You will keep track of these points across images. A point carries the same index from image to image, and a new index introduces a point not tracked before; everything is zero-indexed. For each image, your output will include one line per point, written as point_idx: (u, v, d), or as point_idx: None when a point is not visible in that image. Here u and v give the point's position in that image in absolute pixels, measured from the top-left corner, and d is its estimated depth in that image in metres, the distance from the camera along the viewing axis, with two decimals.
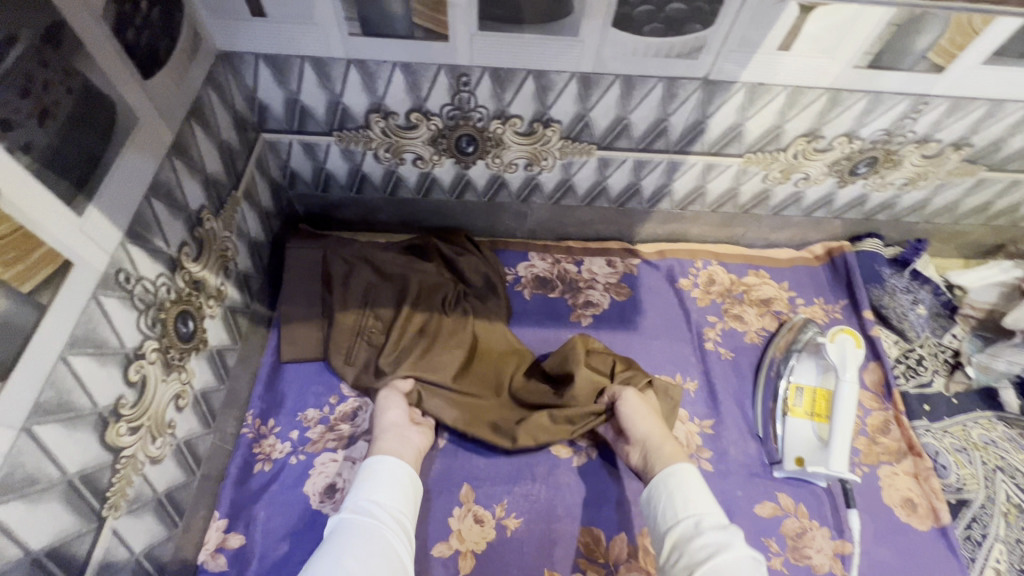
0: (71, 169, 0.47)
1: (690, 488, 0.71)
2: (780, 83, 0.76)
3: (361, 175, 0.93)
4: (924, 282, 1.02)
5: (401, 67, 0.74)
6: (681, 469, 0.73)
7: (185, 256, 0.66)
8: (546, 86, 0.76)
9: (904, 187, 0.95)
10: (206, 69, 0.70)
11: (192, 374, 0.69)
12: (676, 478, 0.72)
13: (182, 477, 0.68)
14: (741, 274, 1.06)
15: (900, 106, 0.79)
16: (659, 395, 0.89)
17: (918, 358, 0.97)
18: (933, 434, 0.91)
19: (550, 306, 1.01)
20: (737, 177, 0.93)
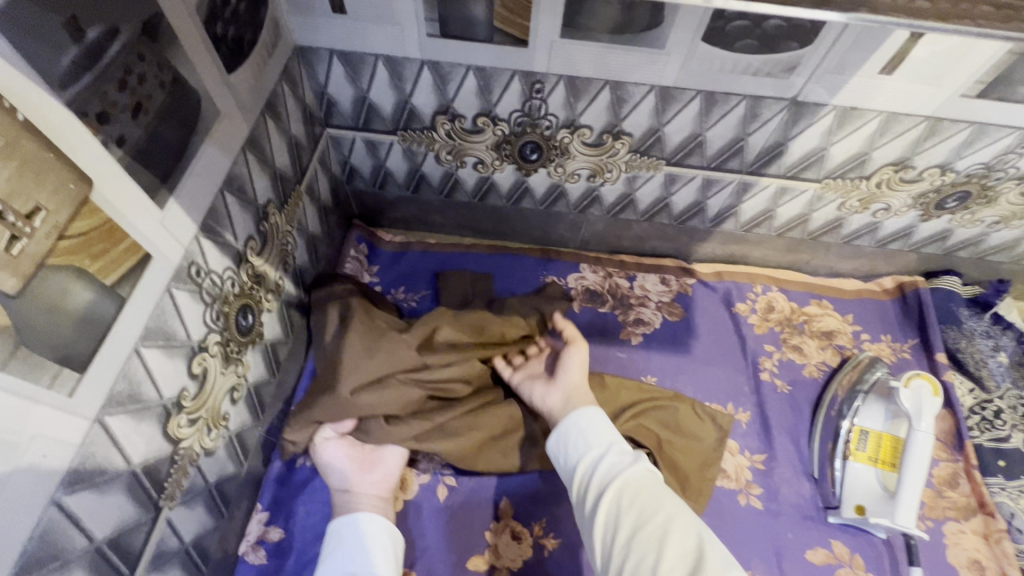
0: (156, 163, 0.47)
1: (598, 421, 0.71)
2: (874, 109, 0.71)
3: (419, 175, 0.92)
4: (1006, 327, 0.95)
5: (475, 70, 0.73)
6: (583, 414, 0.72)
7: (250, 251, 0.66)
8: (622, 98, 0.73)
9: (994, 225, 0.89)
10: (282, 63, 0.70)
11: (247, 368, 0.69)
12: (585, 419, 0.71)
13: (231, 469, 0.69)
14: (802, 303, 1.01)
15: (1006, 139, 0.73)
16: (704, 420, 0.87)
17: (996, 411, 0.90)
18: (1008, 494, 0.84)
19: (600, 321, 0.98)
20: (810, 203, 0.88)
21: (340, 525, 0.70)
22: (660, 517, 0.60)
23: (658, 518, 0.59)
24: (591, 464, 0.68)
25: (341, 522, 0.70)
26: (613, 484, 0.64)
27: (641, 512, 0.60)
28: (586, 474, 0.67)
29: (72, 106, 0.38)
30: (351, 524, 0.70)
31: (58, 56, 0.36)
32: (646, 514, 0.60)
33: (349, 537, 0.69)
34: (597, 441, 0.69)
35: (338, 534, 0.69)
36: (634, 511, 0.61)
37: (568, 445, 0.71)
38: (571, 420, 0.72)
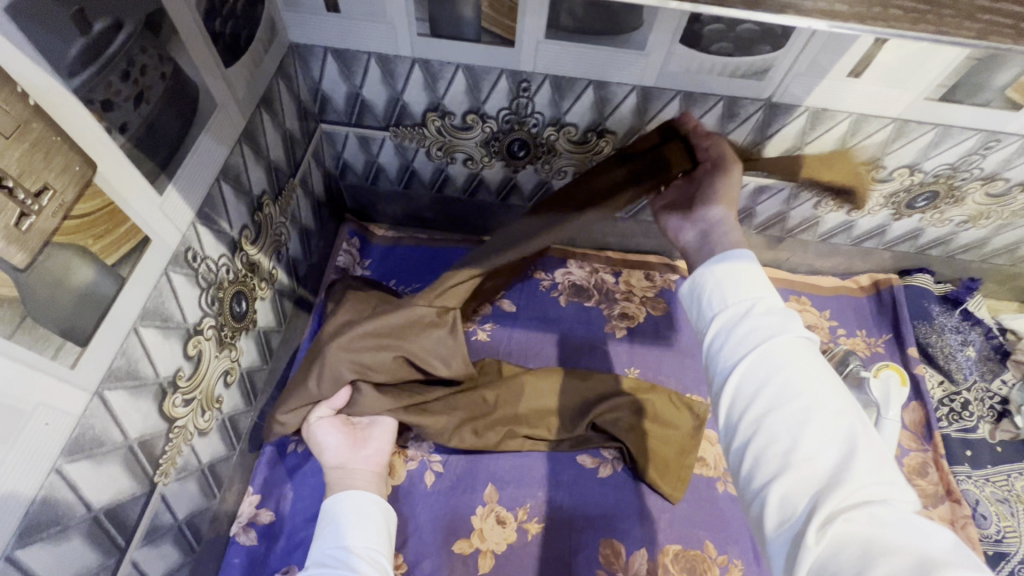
0: (157, 151, 0.50)
1: (747, 276, 0.54)
2: (845, 110, 0.74)
3: (411, 171, 0.95)
4: (975, 323, 0.99)
5: (464, 69, 0.75)
6: (735, 261, 0.55)
7: (245, 240, 0.69)
8: (605, 97, 0.77)
9: (963, 224, 0.93)
10: (278, 59, 0.72)
11: (240, 353, 0.71)
12: (737, 272, 0.54)
13: (224, 451, 0.71)
14: (782, 299, 1.04)
15: (969, 141, 0.77)
16: (683, 411, 0.90)
17: (964, 403, 0.94)
18: (974, 482, 0.88)
19: (586, 314, 1.01)
20: (788, 201, 0.92)
21: (334, 503, 0.67)
22: (803, 400, 0.45)
23: (800, 398, 0.45)
24: (729, 322, 0.52)
25: (336, 500, 0.67)
26: (753, 341, 0.49)
27: (778, 385, 0.46)
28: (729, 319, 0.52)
29: (78, 94, 0.40)
30: (346, 504, 0.67)
31: (67, 46, 0.39)
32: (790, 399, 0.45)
33: (344, 515, 0.65)
34: (749, 298, 0.52)
35: (332, 512, 0.66)
36: (775, 386, 0.46)
37: (706, 292, 0.56)
38: (707, 269, 0.57)
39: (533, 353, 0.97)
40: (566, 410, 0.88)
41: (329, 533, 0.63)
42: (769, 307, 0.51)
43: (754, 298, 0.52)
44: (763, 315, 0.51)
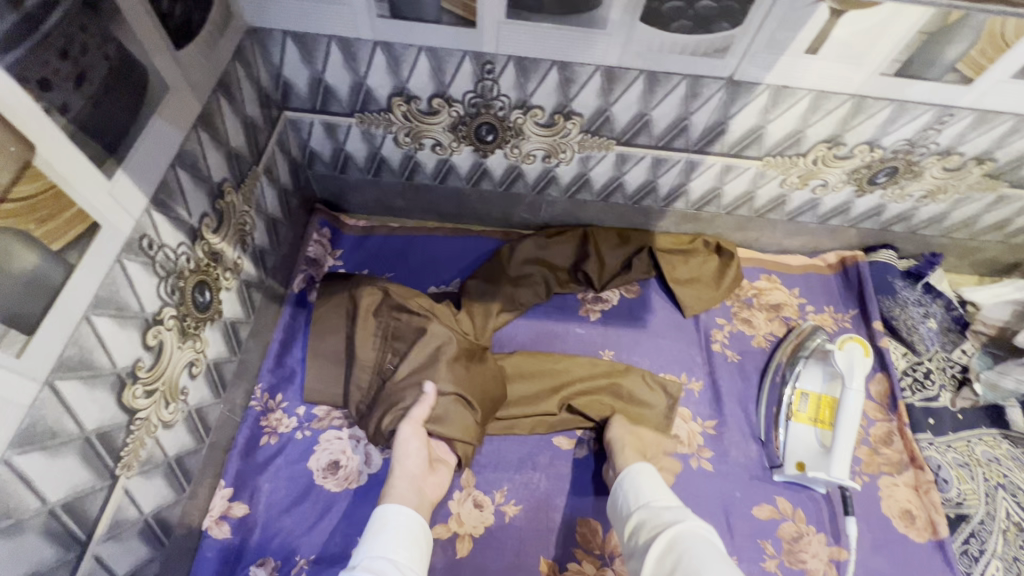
0: (103, 134, 0.48)
1: (649, 479, 0.73)
2: (804, 87, 0.75)
3: (379, 158, 0.94)
4: (936, 296, 1.02)
5: (427, 51, 0.75)
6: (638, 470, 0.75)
7: (206, 228, 0.67)
8: (570, 78, 0.77)
9: (922, 199, 0.95)
10: (235, 43, 0.70)
11: (206, 344, 0.70)
12: (638, 473, 0.75)
13: (192, 443, 0.70)
14: (752, 278, 1.06)
15: (925, 116, 0.78)
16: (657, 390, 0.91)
17: (926, 372, 0.97)
18: (936, 448, 0.91)
19: (561, 299, 1.02)
20: (755, 180, 0.93)
21: (389, 512, 0.66)
22: (705, 558, 0.57)
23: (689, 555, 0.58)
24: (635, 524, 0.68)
25: (391, 510, 0.66)
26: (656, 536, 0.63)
27: (678, 555, 0.59)
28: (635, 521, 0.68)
29: (11, 71, 0.39)
30: (401, 516, 0.66)
31: None
32: (697, 548, 0.58)
33: (397, 527, 0.65)
34: (657, 496, 0.70)
35: (385, 520, 0.65)
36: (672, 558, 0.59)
37: (622, 496, 0.74)
38: (622, 478, 0.76)
39: (510, 340, 0.97)
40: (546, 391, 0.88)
41: (379, 541, 0.63)
42: (665, 503, 0.69)
43: (671, 517, 0.65)
44: (678, 523, 0.63)
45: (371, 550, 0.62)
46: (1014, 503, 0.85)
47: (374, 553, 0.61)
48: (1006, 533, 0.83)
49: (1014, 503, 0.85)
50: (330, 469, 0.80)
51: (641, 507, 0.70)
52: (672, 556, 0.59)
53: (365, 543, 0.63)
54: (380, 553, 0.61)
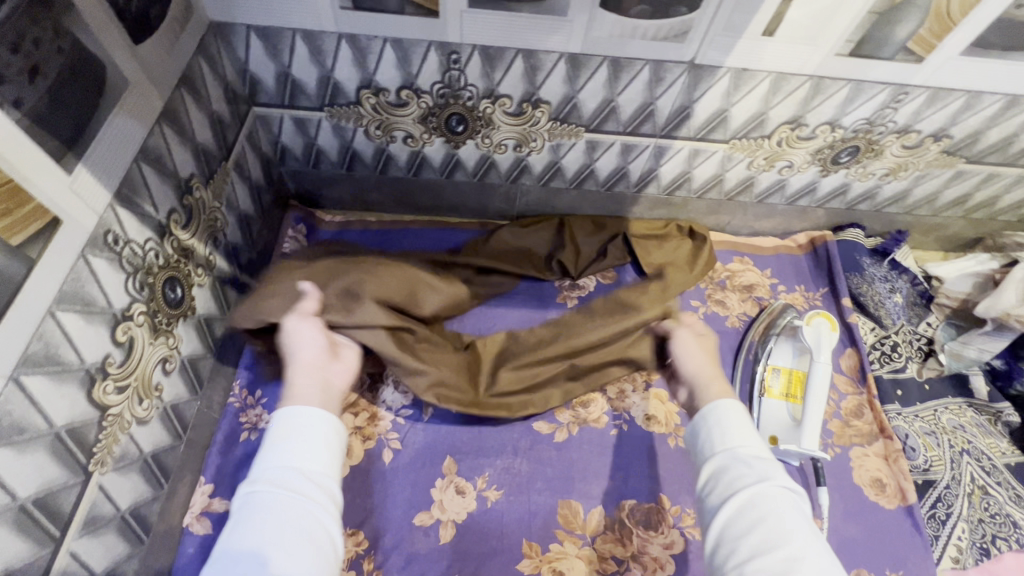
0: (61, 129, 0.48)
1: (740, 421, 0.60)
2: (764, 69, 0.77)
3: (352, 152, 0.94)
4: (902, 271, 1.05)
5: (392, 42, 0.75)
6: (726, 406, 0.61)
7: (174, 224, 0.67)
8: (535, 66, 0.78)
9: (885, 177, 0.97)
10: (197, 38, 0.70)
11: (179, 340, 0.70)
12: (726, 413, 0.61)
13: (169, 440, 0.70)
14: (725, 261, 1.08)
15: (881, 95, 0.81)
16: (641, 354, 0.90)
17: (893, 345, 0.99)
18: (904, 418, 0.94)
19: (538, 288, 1.02)
20: (722, 163, 0.94)
21: (291, 415, 0.57)
22: (800, 545, 0.49)
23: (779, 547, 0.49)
24: (714, 469, 0.57)
25: (293, 411, 0.58)
26: (739, 498, 0.53)
27: (761, 538, 0.50)
28: (716, 464, 0.57)
29: None
30: (308, 416, 0.57)
31: None
32: (780, 524, 0.51)
33: (303, 431, 0.56)
34: (745, 440, 0.58)
35: (287, 424, 0.56)
36: (758, 537, 0.50)
37: (700, 430, 0.61)
38: (706, 411, 0.62)
39: (487, 328, 0.97)
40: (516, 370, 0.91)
41: (281, 451, 0.54)
42: (756, 452, 0.57)
43: (763, 474, 0.54)
44: (765, 485, 0.53)
45: (274, 461, 0.54)
46: (979, 468, 0.90)
47: (279, 466, 0.53)
48: (970, 497, 0.87)
49: (979, 467, 0.90)
50: None
51: (724, 451, 0.58)
52: (753, 519, 0.52)
53: (265, 453, 0.54)
54: (282, 463, 0.53)
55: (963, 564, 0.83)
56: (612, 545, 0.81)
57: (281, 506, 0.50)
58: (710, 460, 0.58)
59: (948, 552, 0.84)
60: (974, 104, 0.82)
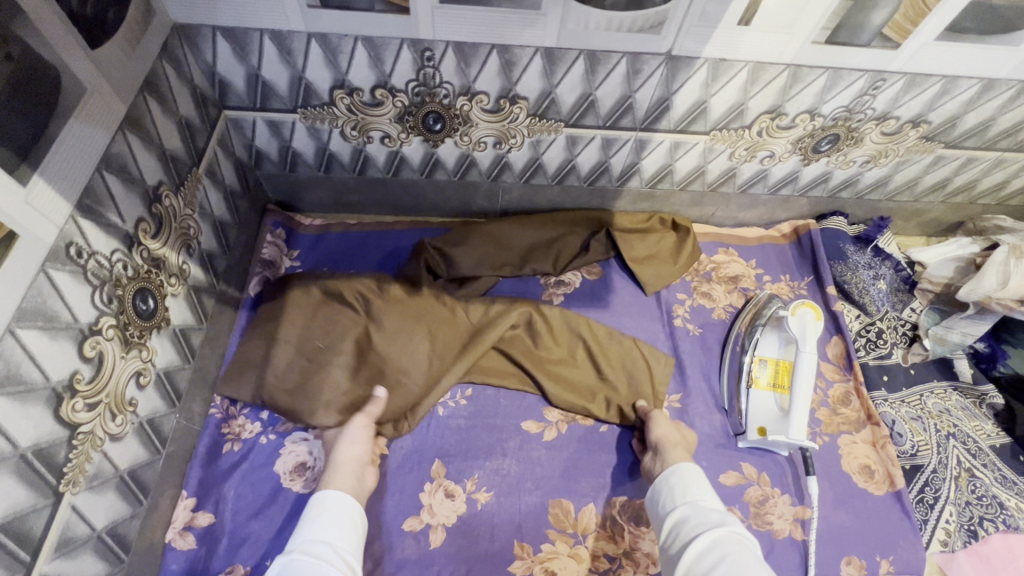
0: (11, 139, 0.46)
1: (697, 480, 0.71)
2: (741, 59, 0.77)
3: (328, 154, 0.92)
4: (885, 258, 1.05)
5: (363, 41, 0.73)
6: (682, 466, 0.73)
7: (143, 233, 0.65)
8: (510, 61, 0.76)
9: (866, 164, 0.97)
10: (160, 41, 0.68)
11: (153, 353, 0.68)
12: (684, 472, 0.73)
13: (146, 456, 0.68)
14: (711, 252, 1.08)
15: (859, 82, 0.80)
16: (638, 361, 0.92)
17: (878, 332, 1.00)
18: (890, 404, 0.94)
19: (523, 285, 1.02)
20: (703, 155, 0.94)
21: (326, 496, 0.68)
22: (752, 570, 0.56)
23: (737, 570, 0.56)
24: (679, 520, 0.67)
25: (326, 493, 0.68)
26: (702, 537, 0.61)
27: (722, 567, 0.57)
28: (679, 515, 0.67)
29: None
30: (335, 498, 0.68)
31: None
32: (737, 557, 0.57)
33: (334, 511, 0.66)
34: (704, 494, 0.69)
35: (323, 505, 0.67)
36: (718, 565, 0.57)
37: (665, 491, 0.72)
38: (668, 474, 0.74)
39: None
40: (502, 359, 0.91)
41: (316, 526, 0.64)
42: (714, 505, 0.67)
43: (718, 520, 0.63)
44: (722, 527, 0.61)
45: (307, 532, 0.63)
46: (965, 450, 0.90)
47: (311, 537, 0.62)
48: (957, 480, 0.88)
49: (964, 450, 0.90)
50: (296, 470, 0.79)
51: (687, 503, 0.68)
52: (714, 557, 0.59)
53: (303, 527, 0.64)
54: (317, 537, 0.62)
55: (951, 546, 0.84)
56: (604, 542, 0.81)
57: (314, 566, 0.58)
58: (673, 516, 0.68)
59: (937, 535, 0.84)
60: (951, 89, 0.82)
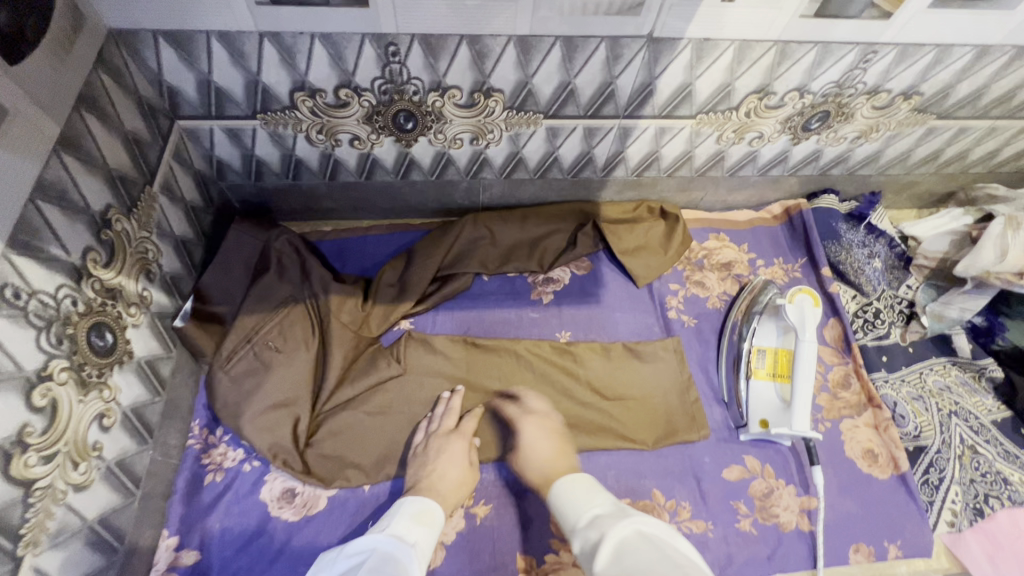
0: None
1: (576, 490, 0.71)
2: (726, 38, 0.72)
3: (296, 160, 0.87)
4: (879, 235, 1.03)
5: (320, 38, 0.68)
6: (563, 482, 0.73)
7: (93, 264, 0.60)
8: (482, 52, 0.71)
9: (857, 140, 0.94)
10: (95, 49, 0.61)
11: (116, 391, 0.63)
12: (566, 488, 0.72)
13: (118, 500, 0.64)
14: (701, 239, 1.05)
15: (850, 55, 0.77)
16: (650, 374, 0.91)
17: (875, 312, 0.98)
18: (891, 385, 0.92)
19: (510, 285, 0.98)
20: (690, 139, 0.90)
21: (433, 505, 0.72)
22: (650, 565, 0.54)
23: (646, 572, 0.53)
24: (579, 544, 0.64)
25: (435, 504, 0.72)
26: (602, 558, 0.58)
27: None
28: (579, 542, 0.64)
29: None
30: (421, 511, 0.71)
31: None
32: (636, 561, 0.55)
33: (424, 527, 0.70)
34: (585, 505, 0.68)
35: (432, 513, 0.71)
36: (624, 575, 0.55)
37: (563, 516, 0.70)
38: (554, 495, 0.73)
39: (458, 330, 0.93)
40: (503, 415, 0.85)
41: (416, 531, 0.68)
42: (590, 515, 0.66)
43: (600, 533, 0.62)
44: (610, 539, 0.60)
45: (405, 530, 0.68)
46: (967, 428, 0.88)
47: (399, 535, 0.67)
48: (961, 458, 0.86)
49: (967, 427, 0.88)
50: (285, 497, 0.76)
51: (578, 524, 0.66)
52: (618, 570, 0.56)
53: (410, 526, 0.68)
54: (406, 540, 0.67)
55: (958, 526, 0.83)
56: None
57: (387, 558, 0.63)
58: (577, 544, 0.64)
59: (943, 516, 0.83)
60: (944, 58, 0.78)
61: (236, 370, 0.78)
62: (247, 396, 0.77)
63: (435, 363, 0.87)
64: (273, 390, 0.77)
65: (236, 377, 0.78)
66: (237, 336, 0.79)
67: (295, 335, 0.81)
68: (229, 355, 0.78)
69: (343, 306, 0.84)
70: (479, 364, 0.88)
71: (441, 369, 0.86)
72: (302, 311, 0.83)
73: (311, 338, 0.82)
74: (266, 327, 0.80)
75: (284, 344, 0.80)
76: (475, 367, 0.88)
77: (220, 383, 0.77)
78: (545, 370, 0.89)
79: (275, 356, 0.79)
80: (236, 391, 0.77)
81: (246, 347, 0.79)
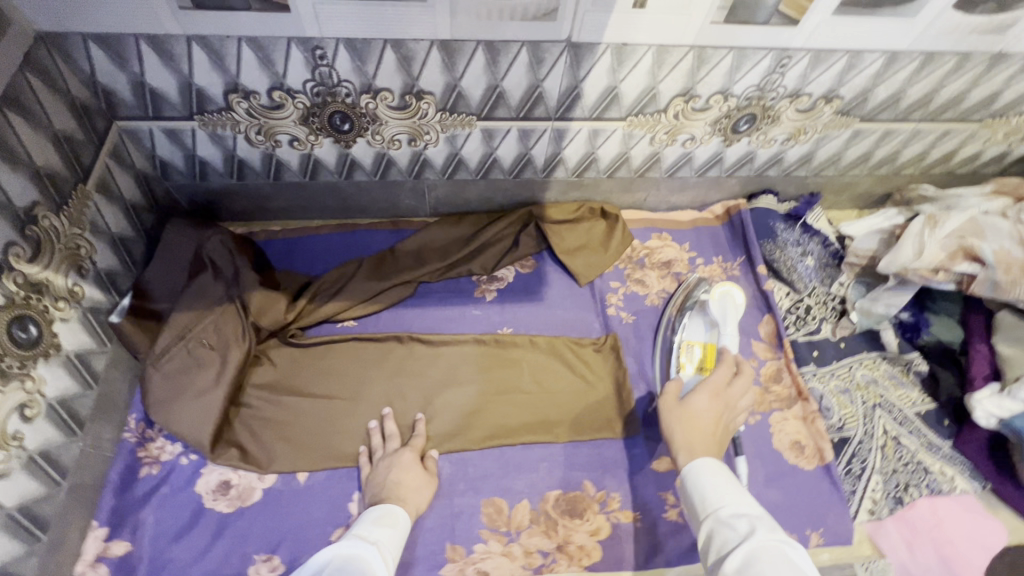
0: None
1: (708, 481, 0.69)
2: (643, 43, 0.75)
3: (238, 161, 0.89)
4: (813, 234, 1.06)
5: (248, 41, 0.70)
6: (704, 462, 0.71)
7: (16, 258, 0.62)
8: (407, 55, 0.74)
9: (787, 142, 0.97)
10: (20, 51, 0.63)
11: (41, 382, 0.65)
12: (705, 473, 0.70)
13: (41, 489, 0.66)
14: (644, 239, 1.07)
15: (765, 60, 0.80)
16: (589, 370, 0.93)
17: (806, 308, 1.01)
18: (819, 378, 0.95)
19: (455, 283, 1.00)
20: (624, 141, 0.93)
21: (395, 508, 0.73)
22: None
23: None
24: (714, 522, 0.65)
25: (398, 508, 0.73)
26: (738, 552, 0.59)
27: None
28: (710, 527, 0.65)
29: None
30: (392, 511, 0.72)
31: None
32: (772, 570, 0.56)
33: (399, 526, 0.71)
34: (730, 497, 0.66)
35: (392, 515, 0.71)
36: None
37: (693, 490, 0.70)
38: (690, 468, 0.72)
39: (399, 327, 0.95)
40: (438, 410, 0.87)
41: (384, 532, 0.68)
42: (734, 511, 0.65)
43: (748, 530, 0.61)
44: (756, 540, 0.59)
45: (368, 528, 0.68)
46: (890, 419, 0.92)
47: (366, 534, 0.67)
48: (883, 449, 0.90)
49: (890, 418, 0.92)
50: (220, 489, 0.78)
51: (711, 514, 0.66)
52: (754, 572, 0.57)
53: (375, 526, 0.69)
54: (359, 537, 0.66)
55: (878, 514, 0.85)
56: (538, 538, 0.80)
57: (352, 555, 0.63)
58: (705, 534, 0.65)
59: (864, 505, 0.86)
60: (856, 63, 0.82)
61: (168, 366, 0.80)
62: (180, 390, 0.79)
63: (376, 361, 0.89)
64: (206, 385, 0.80)
65: (168, 373, 0.80)
66: (170, 333, 0.80)
67: (227, 332, 0.83)
68: (162, 351, 0.80)
69: (268, 307, 0.86)
70: (416, 359, 0.91)
71: (382, 368, 0.89)
72: (233, 310, 0.85)
73: (244, 335, 0.84)
74: (197, 326, 0.82)
75: (218, 341, 0.83)
76: (410, 364, 0.90)
77: (152, 380, 0.79)
78: (483, 369, 0.91)
79: (209, 353, 0.81)
80: (169, 387, 0.79)
81: (179, 343, 0.81)
